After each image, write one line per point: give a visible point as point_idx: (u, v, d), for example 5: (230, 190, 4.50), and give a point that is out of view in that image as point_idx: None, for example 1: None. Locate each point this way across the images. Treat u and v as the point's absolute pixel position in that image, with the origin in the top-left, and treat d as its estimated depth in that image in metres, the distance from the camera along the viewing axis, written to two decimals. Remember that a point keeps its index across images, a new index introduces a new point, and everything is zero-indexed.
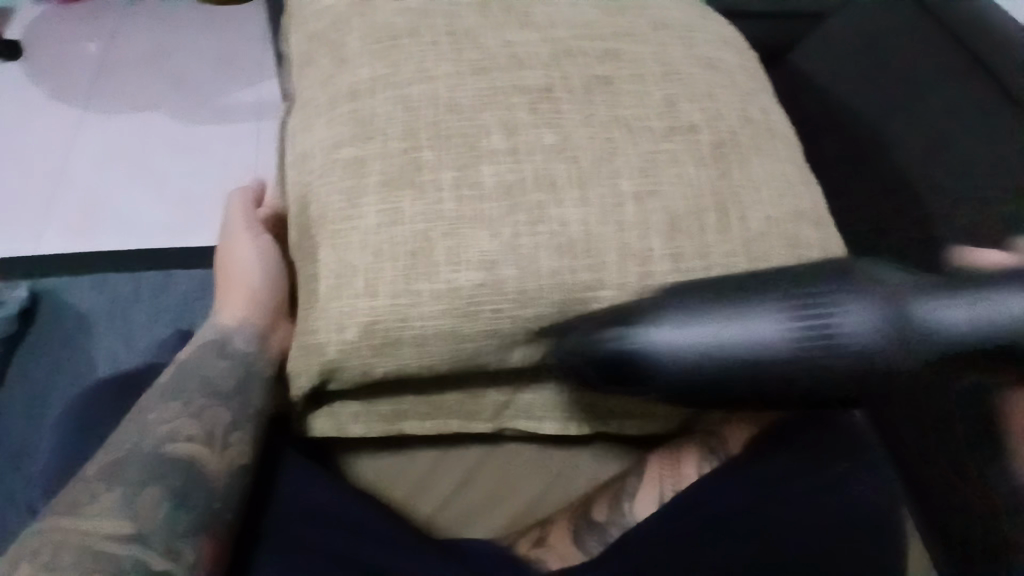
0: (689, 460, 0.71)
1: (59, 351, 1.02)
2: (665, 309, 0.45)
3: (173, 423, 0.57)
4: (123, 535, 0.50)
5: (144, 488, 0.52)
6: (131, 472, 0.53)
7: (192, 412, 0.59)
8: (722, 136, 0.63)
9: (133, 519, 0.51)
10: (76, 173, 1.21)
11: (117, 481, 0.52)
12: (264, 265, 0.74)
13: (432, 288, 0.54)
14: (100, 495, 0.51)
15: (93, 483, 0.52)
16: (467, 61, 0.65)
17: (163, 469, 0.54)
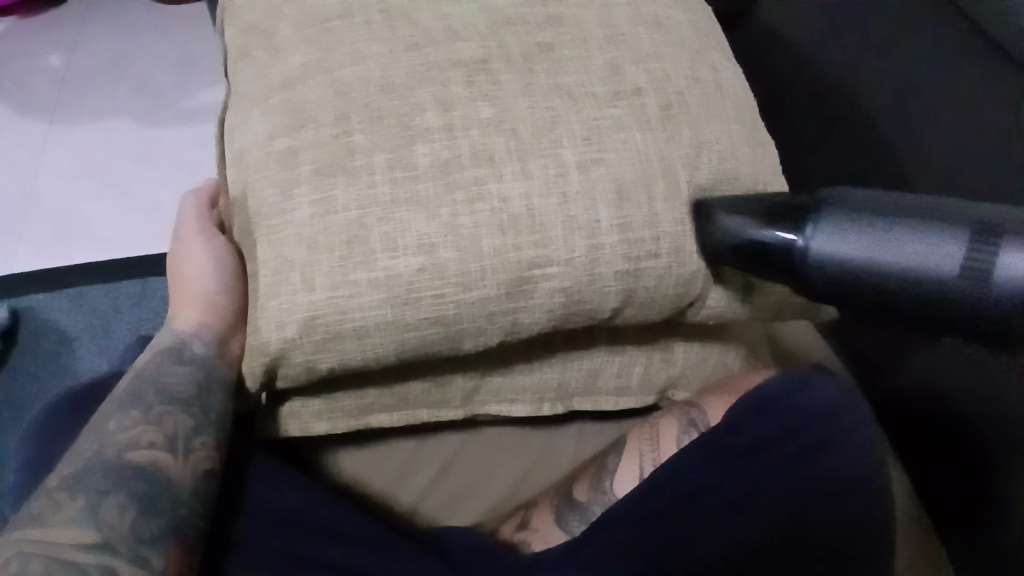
0: (670, 431, 0.66)
1: (42, 369, 1.03)
2: (731, 214, 0.53)
3: (134, 431, 0.55)
4: (86, 544, 0.47)
5: (104, 496, 0.50)
6: (90, 483, 0.51)
7: (152, 418, 0.56)
8: (669, 97, 0.61)
9: (95, 529, 0.48)
10: (41, 188, 1.18)
11: (75, 492, 0.50)
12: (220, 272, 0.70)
13: (371, 275, 0.52)
14: (59, 509, 0.49)
15: (49, 498, 0.50)
16: (399, 38, 0.62)
17: (126, 476, 0.52)
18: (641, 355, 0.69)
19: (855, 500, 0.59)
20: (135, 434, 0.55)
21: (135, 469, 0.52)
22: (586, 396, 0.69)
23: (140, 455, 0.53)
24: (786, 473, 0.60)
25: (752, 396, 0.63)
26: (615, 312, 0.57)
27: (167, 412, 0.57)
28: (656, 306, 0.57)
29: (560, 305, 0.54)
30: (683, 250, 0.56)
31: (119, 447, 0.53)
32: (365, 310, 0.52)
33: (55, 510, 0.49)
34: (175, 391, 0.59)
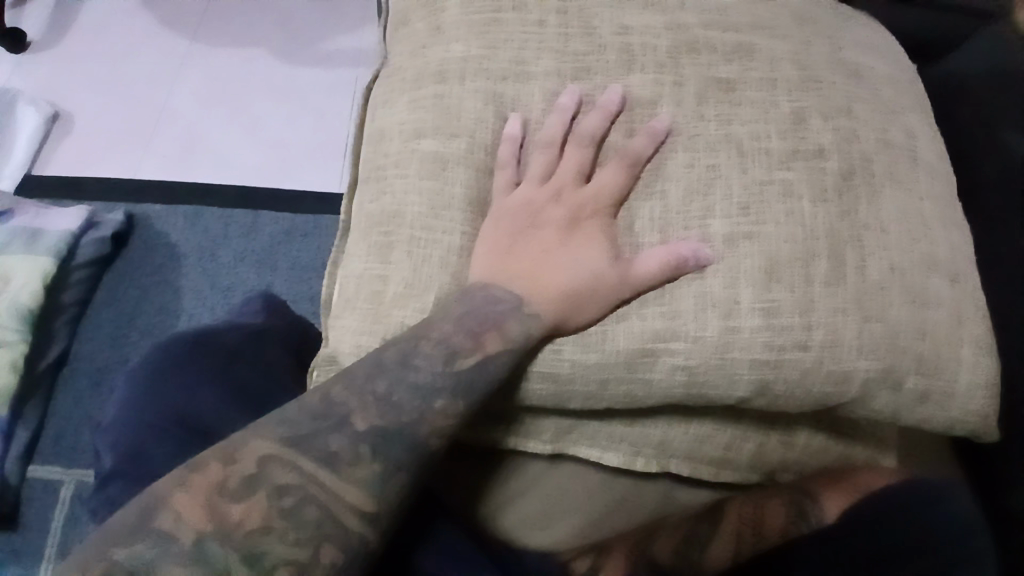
0: (776, 512, 0.63)
1: (146, 279, 1.09)
2: None
3: (359, 456, 0.45)
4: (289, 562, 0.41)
5: (315, 540, 0.42)
6: (308, 519, 0.42)
7: (376, 436, 0.45)
8: (855, 163, 0.54)
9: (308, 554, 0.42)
10: (179, 106, 1.23)
11: (290, 531, 0.42)
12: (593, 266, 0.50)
13: (522, 328, 0.49)
14: (273, 551, 0.41)
15: (264, 532, 0.41)
16: (571, 54, 0.58)
17: (343, 516, 0.43)
18: (756, 433, 0.66)
19: None
20: (367, 466, 0.45)
21: (356, 511, 0.43)
22: (686, 458, 0.66)
23: (366, 492, 0.44)
24: None
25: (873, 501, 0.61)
26: (743, 399, 0.51)
27: (401, 435, 0.46)
28: (789, 399, 0.51)
29: (680, 383, 0.50)
30: (839, 346, 0.50)
31: (347, 479, 0.44)
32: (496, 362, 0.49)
33: (266, 549, 0.41)
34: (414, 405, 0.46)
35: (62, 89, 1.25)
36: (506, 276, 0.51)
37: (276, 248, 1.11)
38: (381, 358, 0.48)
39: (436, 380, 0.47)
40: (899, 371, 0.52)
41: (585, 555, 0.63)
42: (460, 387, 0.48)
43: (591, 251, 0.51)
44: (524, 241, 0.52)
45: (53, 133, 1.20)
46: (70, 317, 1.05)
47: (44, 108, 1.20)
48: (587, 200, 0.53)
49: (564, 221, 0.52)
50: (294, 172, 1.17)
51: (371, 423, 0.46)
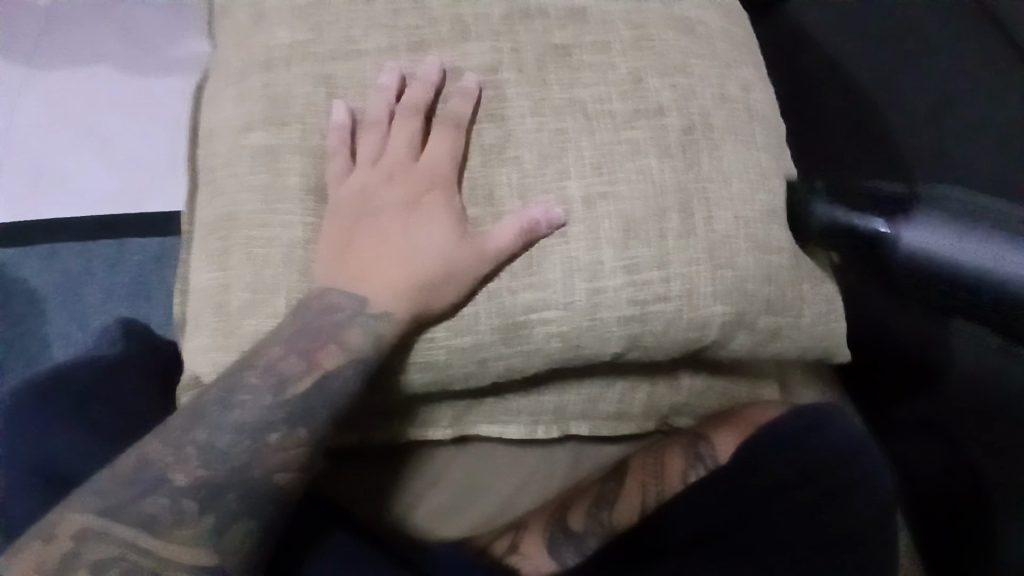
0: (675, 461, 0.67)
1: (5, 331, 1.01)
2: None
3: (183, 518, 0.45)
4: None
5: None
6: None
7: (202, 491, 0.45)
8: (693, 119, 0.56)
9: None
10: (13, 134, 1.10)
11: None
12: (437, 247, 0.49)
13: (364, 334, 0.48)
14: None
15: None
16: (404, 29, 0.56)
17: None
18: (641, 383, 0.68)
19: (862, 551, 0.62)
20: (196, 525, 0.45)
21: (196, 572, 0.45)
22: (582, 419, 0.69)
23: (200, 550, 0.45)
24: (789, 520, 0.63)
25: (763, 434, 0.65)
26: (618, 354, 0.53)
27: (230, 484, 0.46)
28: (661, 348, 0.54)
29: (557, 349, 0.50)
30: (696, 293, 0.52)
31: (173, 543, 0.45)
32: (340, 381, 0.48)
33: None
34: (242, 447, 0.46)
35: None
36: (347, 276, 0.49)
37: (149, 278, 1.06)
38: (202, 401, 0.47)
39: (268, 413, 0.47)
40: (755, 309, 0.55)
41: (504, 534, 0.66)
42: (294, 417, 0.47)
43: (430, 235, 0.49)
44: (365, 229, 0.50)
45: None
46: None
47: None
48: (422, 175, 0.51)
49: (402, 207, 0.50)
50: (148, 199, 1.08)
51: (193, 478, 0.45)
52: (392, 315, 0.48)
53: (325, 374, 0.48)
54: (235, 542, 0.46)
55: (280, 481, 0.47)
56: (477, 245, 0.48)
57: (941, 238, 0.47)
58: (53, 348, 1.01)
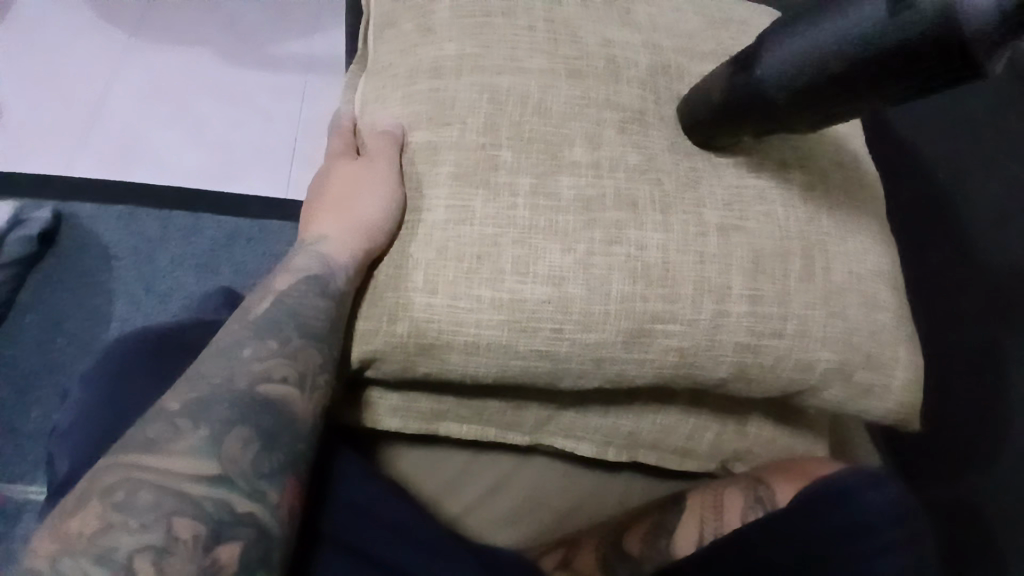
0: (735, 502, 0.67)
1: (74, 282, 1.06)
2: None
3: (178, 431, 0.45)
4: (144, 543, 0.40)
5: (155, 517, 0.41)
6: (144, 504, 0.41)
7: (192, 406, 0.46)
8: (812, 178, 0.60)
9: (161, 531, 0.41)
10: (114, 103, 1.22)
11: (130, 519, 0.41)
12: (349, 189, 0.57)
13: (307, 259, 0.55)
14: (124, 544, 0.40)
15: (108, 530, 0.40)
16: (562, 56, 0.61)
17: (189, 489, 0.43)
18: (715, 422, 0.70)
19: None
20: (191, 435, 0.45)
21: (201, 480, 0.43)
22: (652, 449, 0.70)
23: (199, 458, 0.44)
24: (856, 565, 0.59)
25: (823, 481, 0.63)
26: (721, 382, 0.56)
27: (220, 396, 0.47)
28: (762, 384, 0.56)
29: (672, 364, 0.54)
30: (806, 335, 0.55)
31: (170, 455, 0.43)
32: (296, 295, 0.53)
33: (114, 545, 0.40)
34: (249, 365, 0.49)
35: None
36: (306, 222, 0.59)
37: (219, 253, 1.09)
38: (215, 337, 0.51)
39: (265, 338, 0.51)
40: (855, 363, 0.57)
41: (555, 550, 0.70)
42: (292, 336, 0.51)
43: (362, 173, 0.57)
44: (325, 185, 0.60)
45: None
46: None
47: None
48: (337, 149, 0.62)
49: (352, 161, 0.60)
50: (239, 174, 1.17)
51: (184, 401, 0.46)
52: (330, 236, 0.55)
53: (275, 292, 0.54)
54: (234, 451, 0.45)
55: (264, 391, 0.49)
56: (394, 178, 0.56)
57: (790, 52, 0.47)
58: (116, 305, 1.04)
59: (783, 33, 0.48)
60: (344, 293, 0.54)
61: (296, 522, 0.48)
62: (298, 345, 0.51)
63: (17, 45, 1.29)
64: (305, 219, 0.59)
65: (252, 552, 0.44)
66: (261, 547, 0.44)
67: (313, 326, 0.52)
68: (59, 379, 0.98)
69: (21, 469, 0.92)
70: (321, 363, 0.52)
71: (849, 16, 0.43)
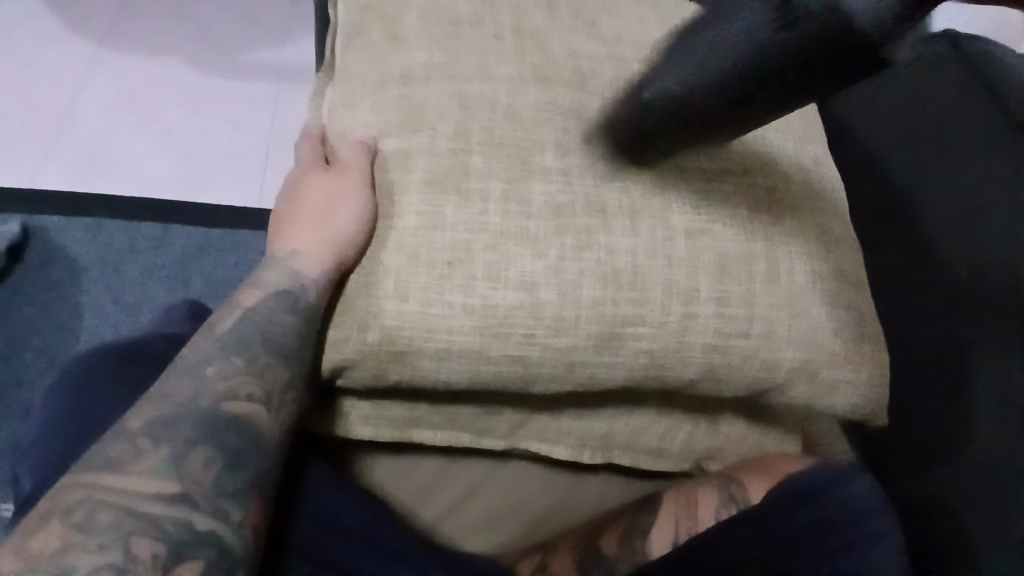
0: (708, 500, 0.67)
1: (40, 295, 1.03)
2: None
3: (140, 450, 0.44)
4: (104, 564, 0.39)
5: (116, 537, 0.40)
6: (103, 523, 0.41)
7: (154, 426, 0.45)
8: (776, 181, 0.61)
9: (121, 552, 0.40)
10: (81, 113, 1.21)
11: (89, 539, 0.40)
12: (320, 204, 0.57)
13: (279, 276, 0.55)
14: (82, 563, 0.39)
15: (65, 550, 0.39)
16: (529, 65, 0.63)
17: (149, 510, 0.42)
18: (686, 423, 0.71)
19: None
20: (153, 455, 0.44)
21: (163, 501, 0.43)
22: (626, 451, 0.71)
23: (160, 479, 0.43)
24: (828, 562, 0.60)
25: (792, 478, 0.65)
26: (691, 384, 0.57)
27: (185, 414, 0.46)
28: (732, 383, 0.57)
29: (643, 366, 0.54)
30: (772, 335, 0.56)
31: (131, 475, 0.43)
32: (266, 312, 0.53)
33: (73, 565, 0.39)
34: (216, 383, 0.49)
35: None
36: (277, 240, 0.58)
37: (189, 264, 1.08)
38: (182, 355, 0.50)
39: (233, 356, 0.50)
40: (820, 362, 0.59)
41: (531, 555, 0.68)
42: (260, 352, 0.51)
43: (329, 189, 0.57)
44: (297, 200, 0.60)
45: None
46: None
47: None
48: (308, 162, 0.61)
49: (322, 175, 0.59)
50: (210, 184, 1.16)
51: (147, 420, 0.46)
52: (302, 254, 0.55)
53: (246, 310, 0.53)
54: (197, 470, 0.45)
55: (229, 409, 0.48)
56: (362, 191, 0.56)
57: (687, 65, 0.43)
58: (84, 318, 1.02)
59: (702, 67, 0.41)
60: (314, 309, 0.54)
61: (261, 542, 0.47)
62: (266, 362, 0.51)
63: None
64: (277, 235, 0.59)
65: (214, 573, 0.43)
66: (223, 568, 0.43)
67: (282, 343, 0.52)
68: (26, 393, 0.96)
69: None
70: (289, 381, 0.52)
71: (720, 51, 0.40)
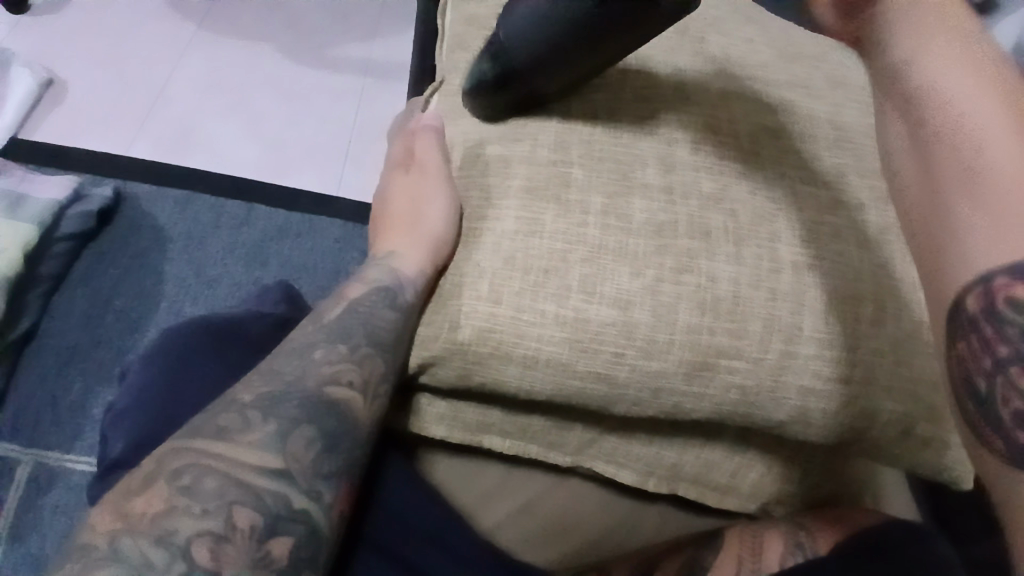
0: (774, 545, 0.63)
1: (126, 260, 1.08)
2: None
3: (248, 423, 0.45)
4: (207, 530, 0.40)
5: (220, 504, 0.41)
6: (209, 490, 0.42)
7: (264, 401, 0.46)
8: (887, 222, 0.58)
9: (223, 519, 0.41)
10: (177, 89, 1.26)
11: (194, 503, 0.41)
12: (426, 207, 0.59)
13: (380, 273, 0.57)
14: (184, 527, 0.40)
15: (169, 513, 0.40)
16: (633, 83, 0.61)
17: (252, 480, 0.43)
18: (760, 462, 0.68)
19: None
20: (260, 429, 0.45)
21: (265, 473, 0.43)
22: (692, 484, 0.68)
23: (264, 452, 0.44)
24: None
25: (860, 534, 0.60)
26: (779, 423, 0.54)
27: (291, 394, 0.47)
28: (823, 431, 0.54)
29: (732, 401, 0.52)
30: (872, 383, 0.54)
31: (238, 445, 0.44)
32: (368, 305, 0.54)
33: (175, 528, 0.40)
34: (321, 368, 0.49)
35: (52, 49, 1.28)
36: (386, 241, 0.61)
37: (268, 245, 1.11)
38: (290, 340, 0.52)
39: (336, 344, 0.51)
40: (917, 417, 0.56)
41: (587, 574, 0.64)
42: (360, 341, 0.52)
43: (430, 190, 0.60)
44: (403, 200, 0.62)
45: (45, 99, 1.21)
46: (43, 291, 1.02)
47: (40, 73, 1.21)
48: (417, 160, 0.63)
49: (430, 179, 0.61)
50: (294, 169, 1.19)
51: (256, 396, 0.47)
52: (405, 256, 0.58)
53: (349, 301, 0.55)
54: (298, 449, 0.45)
55: (330, 394, 0.49)
56: (460, 199, 0.59)
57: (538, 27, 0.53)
58: (165, 285, 1.06)
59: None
60: (412, 305, 0.56)
61: (343, 528, 0.47)
62: (365, 352, 0.52)
63: (87, 26, 1.32)
64: (384, 236, 0.62)
65: (301, 551, 0.43)
66: (309, 547, 0.43)
67: (381, 335, 0.53)
68: (104, 352, 0.99)
69: (60, 438, 0.92)
70: (384, 373, 0.52)
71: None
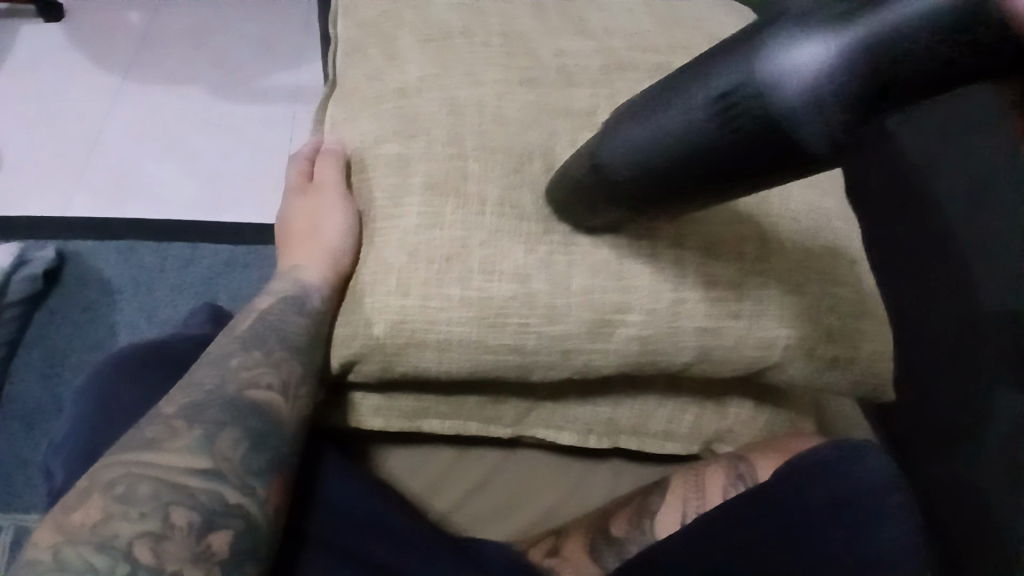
0: (715, 480, 0.66)
1: (77, 315, 1.09)
2: None
3: (175, 432, 0.48)
4: (145, 531, 0.43)
5: (155, 505, 0.44)
6: (144, 494, 0.44)
7: (186, 409, 0.49)
8: None
9: (161, 519, 0.44)
10: (109, 141, 1.27)
11: (130, 509, 0.44)
12: (329, 227, 0.62)
13: (288, 286, 0.62)
14: (122, 532, 0.42)
15: (108, 521, 0.43)
16: (517, 71, 0.65)
17: (184, 481, 0.46)
18: (692, 405, 0.72)
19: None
20: (187, 434, 0.48)
21: (196, 473, 0.47)
22: (632, 435, 0.71)
23: (193, 455, 0.47)
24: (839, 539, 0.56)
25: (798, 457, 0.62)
26: (686, 365, 0.58)
27: (213, 400, 0.51)
28: (728, 365, 0.58)
29: (636, 351, 0.56)
30: (764, 316, 0.58)
31: (168, 451, 0.47)
32: (277, 313, 0.59)
33: (116, 533, 0.42)
34: (239, 373, 0.53)
35: None
36: (292, 257, 0.65)
37: (216, 280, 1.13)
38: (209, 352, 0.55)
39: (250, 352, 0.55)
40: (817, 339, 0.59)
41: (544, 540, 0.66)
42: (275, 347, 0.56)
43: (327, 205, 0.64)
44: (305, 220, 0.65)
45: None
46: None
47: None
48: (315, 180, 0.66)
49: (330, 199, 0.64)
50: (234, 202, 1.22)
51: (178, 407, 0.50)
52: (309, 270, 0.61)
53: (260, 312, 0.59)
54: (226, 448, 0.49)
55: (253, 396, 0.52)
56: (354, 206, 0.63)
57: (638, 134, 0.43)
58: (119, 334, 1.08)
59: (812, 18, 0.33)
60: (321, 311, 0.60)
61: (281, 521, 0.50)
62: (281, 356, 0.55)
63: (11, 91, 1.33)
64: (292, 250, 0.66)
65: (241, 544, 0.46)
66: (249, 539, 0.47)
67: (295, 340, 0.57)
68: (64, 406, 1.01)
69: (34, 495, 0.95)
70: (301, 376, 0.56)
71: (674, 116, 0.40)
